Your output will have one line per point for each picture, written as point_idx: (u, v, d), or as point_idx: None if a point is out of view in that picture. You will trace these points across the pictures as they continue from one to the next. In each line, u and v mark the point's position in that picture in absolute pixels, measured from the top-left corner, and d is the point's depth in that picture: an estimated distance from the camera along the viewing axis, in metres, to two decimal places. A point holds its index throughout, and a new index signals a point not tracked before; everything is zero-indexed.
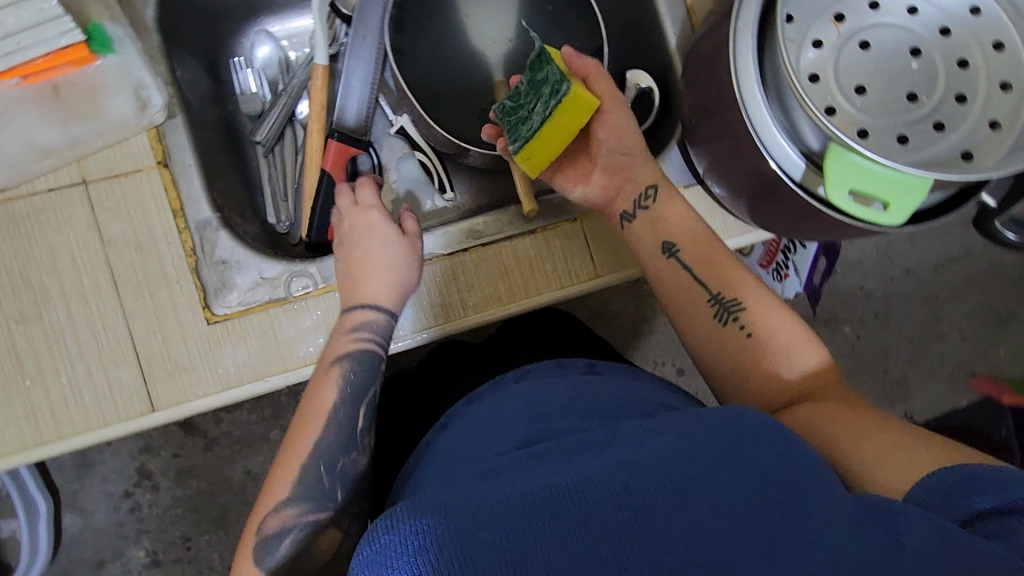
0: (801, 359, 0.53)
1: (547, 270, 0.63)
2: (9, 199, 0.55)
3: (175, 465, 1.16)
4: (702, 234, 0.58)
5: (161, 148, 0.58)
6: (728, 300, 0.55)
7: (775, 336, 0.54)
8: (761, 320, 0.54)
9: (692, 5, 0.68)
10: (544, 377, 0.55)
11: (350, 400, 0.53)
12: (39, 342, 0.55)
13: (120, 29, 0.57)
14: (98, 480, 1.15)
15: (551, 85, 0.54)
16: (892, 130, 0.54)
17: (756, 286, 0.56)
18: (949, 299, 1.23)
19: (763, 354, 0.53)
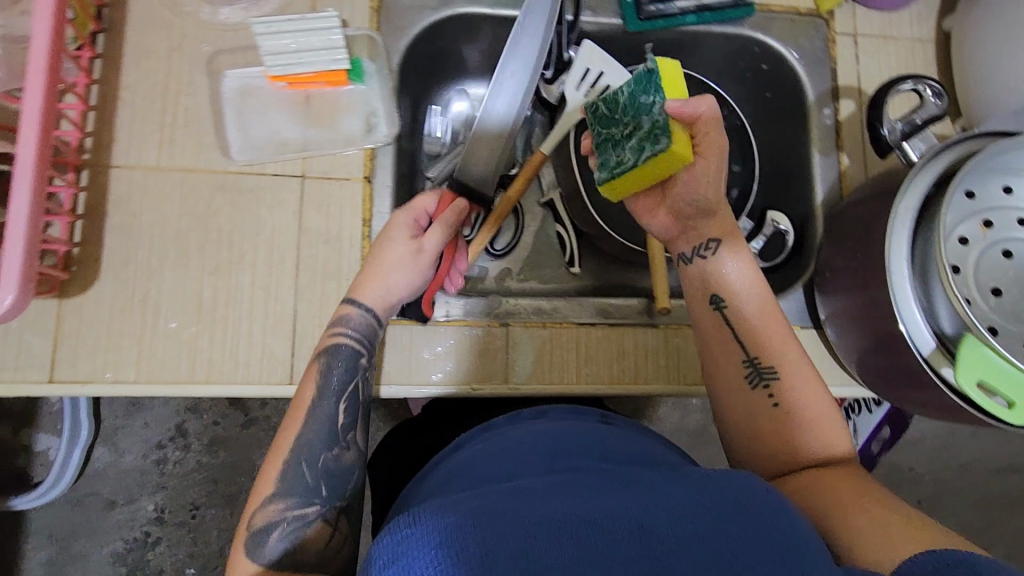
0: (819, 431, 0.54)
1: (657, 363, 0.68)
2: (241, 173, 0.65)
3: (211, 432, 1.20)
4: (755, 291, 0.58)
5: (371, 167, 0.67)
6: (763, 365, 0.56)
7: (803, 410, 0.54)
8: (792, 393, 0.55)
9: (844, 172, 0.75)
10: (563, 420, 0.59)
11: (331, 389, 0.58)
12: (221, 296, 0.63)
13: (375, 67, 0.70)
14: (140, 424, 1.19)
15: (652, 122, 0.57)
16: (1020, 336, 0.59)
17: (798, 360, 0.56)
18: (1003, 507, 1.20)
19: (786, 426, 0.54)
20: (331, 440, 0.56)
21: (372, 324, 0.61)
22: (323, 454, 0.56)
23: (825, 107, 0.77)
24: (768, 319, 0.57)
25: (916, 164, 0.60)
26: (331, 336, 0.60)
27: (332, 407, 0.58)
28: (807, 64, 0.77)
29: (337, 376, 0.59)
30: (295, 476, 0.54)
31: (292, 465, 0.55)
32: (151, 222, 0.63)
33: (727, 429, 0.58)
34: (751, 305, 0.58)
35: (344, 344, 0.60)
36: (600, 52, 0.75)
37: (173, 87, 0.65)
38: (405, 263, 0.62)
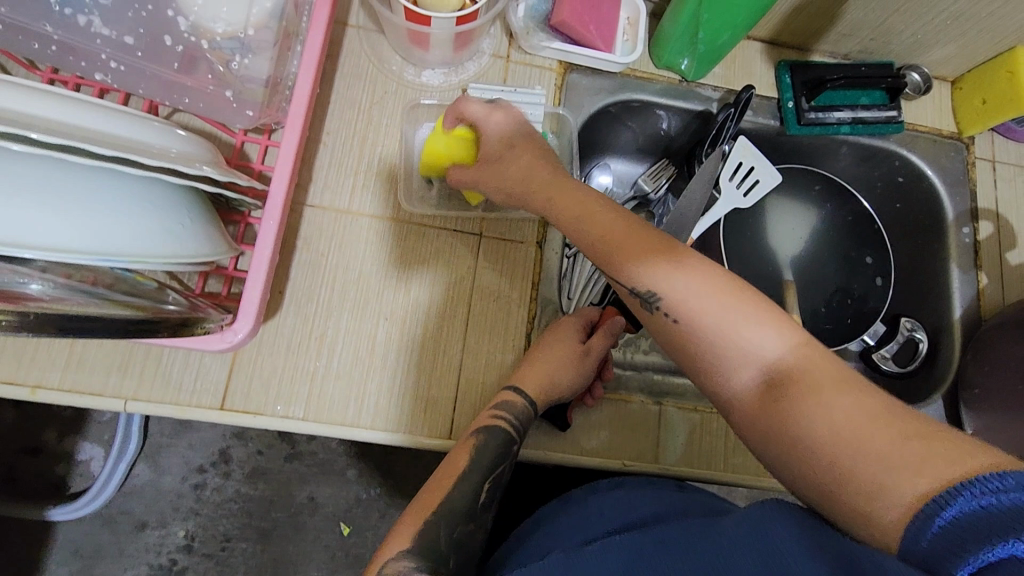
0: (755, 349, 0.44)
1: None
2: (424, 225, 0.67)
3: (254, 461, 1.10)
4: (587, 200, 0.54)
5: (542, 233, 0.69)
6: (647, 293, 0.49)
7: (708, 316, 0.46)
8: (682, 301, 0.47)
9: (982, 291, 0.78)
10: (640, 488, 0.59)
11: (481, 470, 0.57)
12: (394, 342, 0.64)
13: (555, 141, 0.71)
14: (184, 444, 1.10)
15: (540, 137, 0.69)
16: None
17: (676, 265, 0.48)
18: None
19: (729, 349, 0.45)
20: (467, 516, 0.55)
21: (527, 414, 0.60)
22: (458, 525, 0.54)
23: (964, 226, 0.79)
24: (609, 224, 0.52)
25: None
26: (490, 416, 0.60)
27: (476, 485, 0.56)
28: (947, 183, 0.81)
29: (489, 459, 0.58)
30: (432, 537, 0.52)
31: (433, 525, 0.53)
32: (336, 263, 0.65)
33: (693, 367, 0.48)
34: (689, 281, 0.47)
35: (501, 427, 0.59)
36: (753, 148, 0.80)
37: (371, 136, 0.68)
38: (571, 361, 0.63)
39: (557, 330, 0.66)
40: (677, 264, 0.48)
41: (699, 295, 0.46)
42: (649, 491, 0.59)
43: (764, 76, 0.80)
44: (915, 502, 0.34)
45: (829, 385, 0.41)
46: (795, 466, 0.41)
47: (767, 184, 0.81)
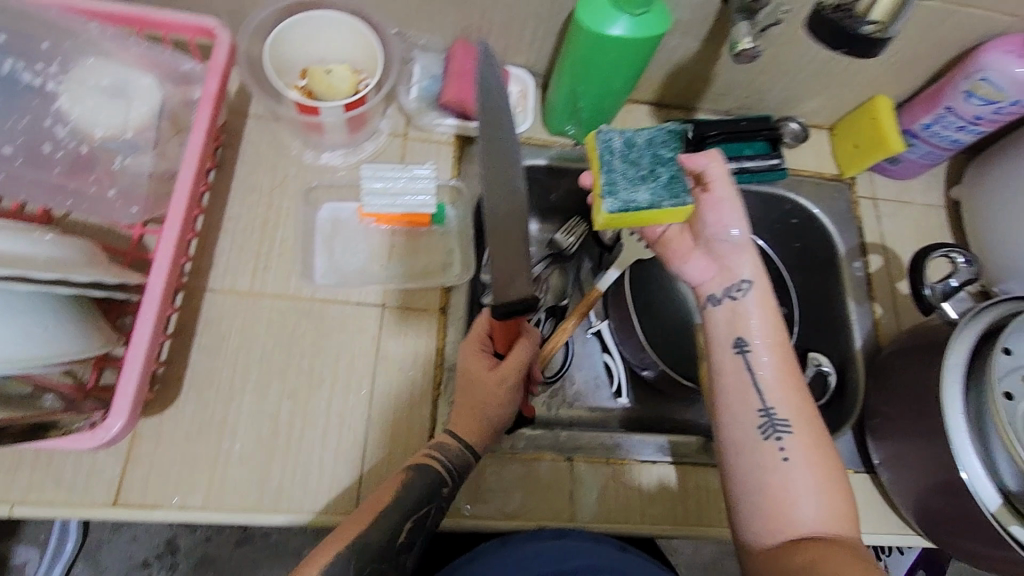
0: (806, 514, 0.52)
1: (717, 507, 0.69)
2: (326, 300, 0.68)
3: (199, 550, 1.05)
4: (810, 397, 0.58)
5: (446, 298, 0.71)
6: (779, 420, 0.56)
7: (813, 485, 0.54)
8: (815, 465, 0.54)
9: (879, 321, 0.81)
10: (581, 543, 0.59)
11: (404, 509, 0.55)
12: (297, 421, 0.64)
13: (454, 211, 0.75)
14: (125, 538, 1.04)
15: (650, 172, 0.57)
16: None
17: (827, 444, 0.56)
18: None
19: (778, 501, 0.53)
20: (386, 556, 0.54)
21: (465, 459, 0.60)
22: (371, 569, 0.52)
23: (855, 261, 0.84)
24: (791, 383, 0.58)
25: (958, 320, 0.65)
26: (423, 455, 0.60)
27: (398, 520, 0.55)
28: (835, 222, 0.86)
29: (415, 499, 0.56)
30: (345, 565, 0.51)
31: (347, 558, 0.52)
32: (238, 345, 0.65)
33: (748, 519, 0.54)
34: (745, 430, 0.57)
35: (436, 466, 0.59)
36: None
37: (272, 219, 0.70)
38: (500, 391, 0.60)
39: (467, 358, 0.62)
40: (777, 408, 0.57)
41: (781, 407, 0.56)
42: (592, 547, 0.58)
43: None
44: None
45: (858, 554, 0.49)
46: None
47: None
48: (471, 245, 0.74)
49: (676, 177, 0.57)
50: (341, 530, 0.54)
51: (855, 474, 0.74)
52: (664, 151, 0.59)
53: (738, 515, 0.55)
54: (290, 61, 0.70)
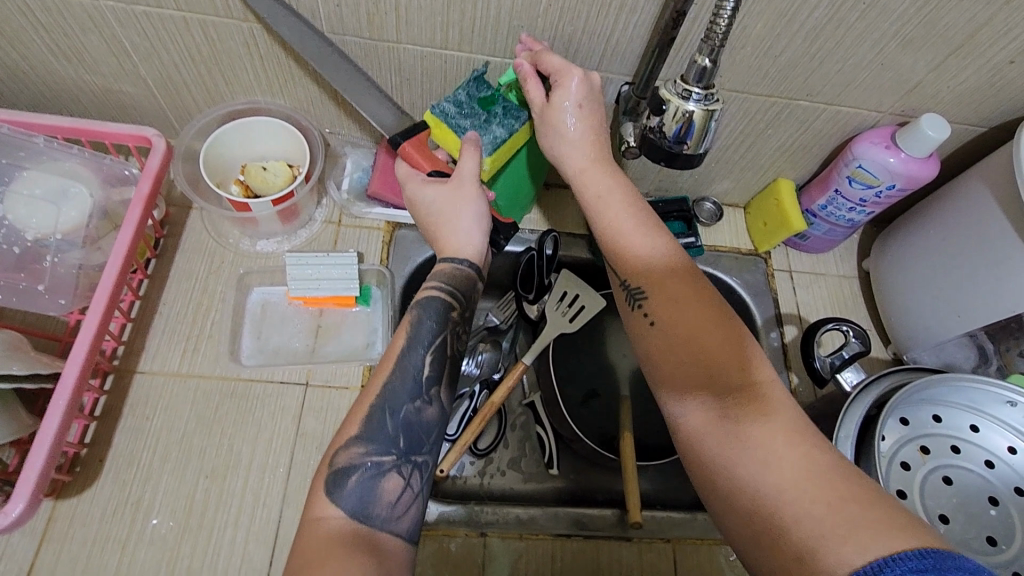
0: (745, 366, 0.53)
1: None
2: (250, 380, 0.72)
3: None
4: (676, 264, 0.59)
5: (368, 377, 0.74)
6: (635, 287, 0.60)
7: (680, 319, 0.56)
8: (668, 313, 0.57)
9: (796, 391, 0.83)
10: None
11: (416, 347, 0.58)
12: (212, 500, 0.66)
13: (380, 292, 0.80)
14: None
15: (507, 111, 0.67)
16: (974, 565, 0.62)
17: (693, 296, 0.57)
18: None
19: (707, 359, 0.54)
20: (415, 393, 0.57)
21: (460, 276, 0.62)
22: (405, 406, 0.56)
23: (772, 331, 0.87)
24: (687, 298, 0.57)
25: (851, 394, 0.68)
26: (425, 289, 0.62)
27: (417, 360, 0.57)
28: (752, 294, 0.90)
29: (427, 329, 0.59)
30: (377, 426, 0.54)
31: (376, 412, 0.55)
32: (160, 426, 0.68)
33: (669, 392, 0.55)
34: (641, 341, 0.58)
35: (437, 297, 0.60)
36: (574, 278, 0.88)
37: (206, 303, 0.75)
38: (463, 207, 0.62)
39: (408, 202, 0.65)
40: (653, 290, 0.58)
41: (635, 271, 0.60)
42: None
43: (576, 217, 0.92)
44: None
45: (794, 425, 0.50)
46: (741, 472, 0.49)
47: (592, 310, 0.88)
48: (395, 324, 0.78)
49: (509, 106, 0.67)
50: (359, 402, 0.56)
51: None
52: (484, 94, 0.67)
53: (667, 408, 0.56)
54: (231, 168, 0.79)
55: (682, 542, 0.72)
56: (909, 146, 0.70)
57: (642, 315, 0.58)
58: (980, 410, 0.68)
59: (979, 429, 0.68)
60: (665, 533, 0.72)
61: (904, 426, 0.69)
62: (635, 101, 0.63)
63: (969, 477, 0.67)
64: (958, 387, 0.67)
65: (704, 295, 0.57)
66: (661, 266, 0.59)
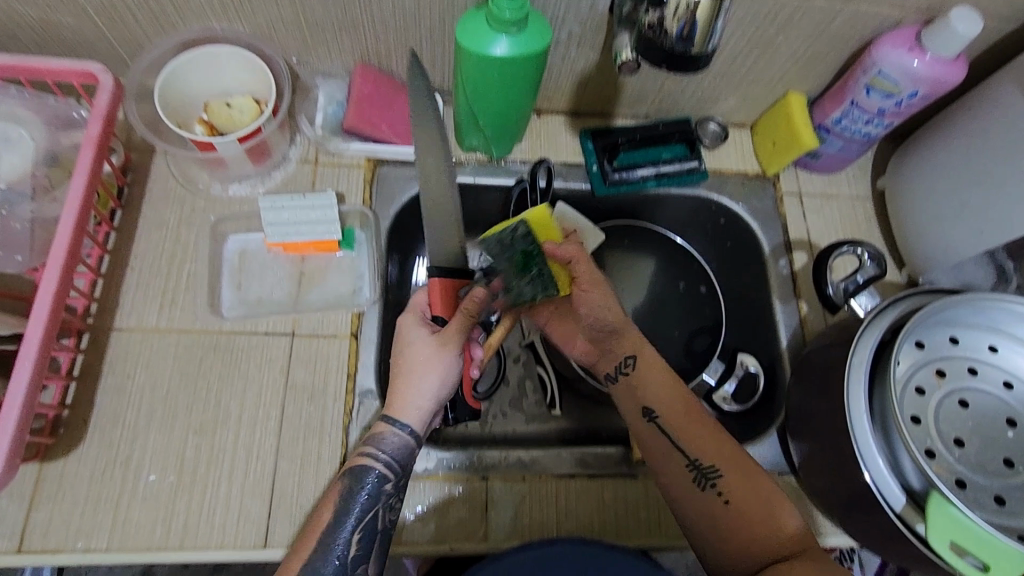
0: (783, 523, 0.58)
1: (635, 518, 0.68)
2: (233, 332, 0.68)
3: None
4: (678, 406, 0.64)
5: (357, 324, 0.71)
6: (705, 467, 0.61)
7: (750, 508, 0.59)
8: (736, 485, 0.60)
9: (805, 319, 0.80)
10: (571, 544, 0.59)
11: (359, 509, 0.59)
12: (204, 455, 0.64)
13: (364, 235, 0.76)
14: (100, 570, 1.19)
15: (542, 279, 0.68)
16: (990, 489, 0.60)
17: (721, 440, 0.62)
18: None
19: (744, 518, 0.59)
20: (360, 559, 0.58)
21: (404, 446, 0.62)
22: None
23: (780, 259, 0.83)
24: (692, 422, 0.63)
25: (865, 319, 0.65)
26: (360, 455, 0.61)
27: (344, 536, 0.58)
28: (760, 220, 0.85)
29: (358, 504, 0.59)
30: (317, 569, 0.56)
31: (321, 557, 0.57)
32: (143, 384, 0.65)
33: (689, 523, 0.61)
34: (654, 453, 0.64)
35: (370, 469, 0.60)
36: (571, 213, 0.84)
37: (180, 254, 0.71)
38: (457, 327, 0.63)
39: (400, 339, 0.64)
40: (674, 438, 0.63)
41: (704, 455, 0.62)
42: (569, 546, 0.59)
43: (570, 146, 0.86)
44: None
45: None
46: None
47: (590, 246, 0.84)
48: (382, 268, 0.74)
49: (543, 269, 0.68)
50: (313, 526, 0.58)
51: (779, 477, 0.73)
52: (528, 247, 0.69)
53: (704, 552, 0.60)
54: (193, 107, 0.72)
55: None
56: (936, 45, 0.64)
57: (716, 493, 0.60)
58: (999, 330, 0.65)
59: (998, 350, 0.65)
60: None
61: (919, 350, 0.66)
62: (631, 7, 0.56)
63: (986, 399, 0.64)
64: (979, 308, 0.64)
65: (723, 436, 0.63)
66: (670, 389, 0.66)
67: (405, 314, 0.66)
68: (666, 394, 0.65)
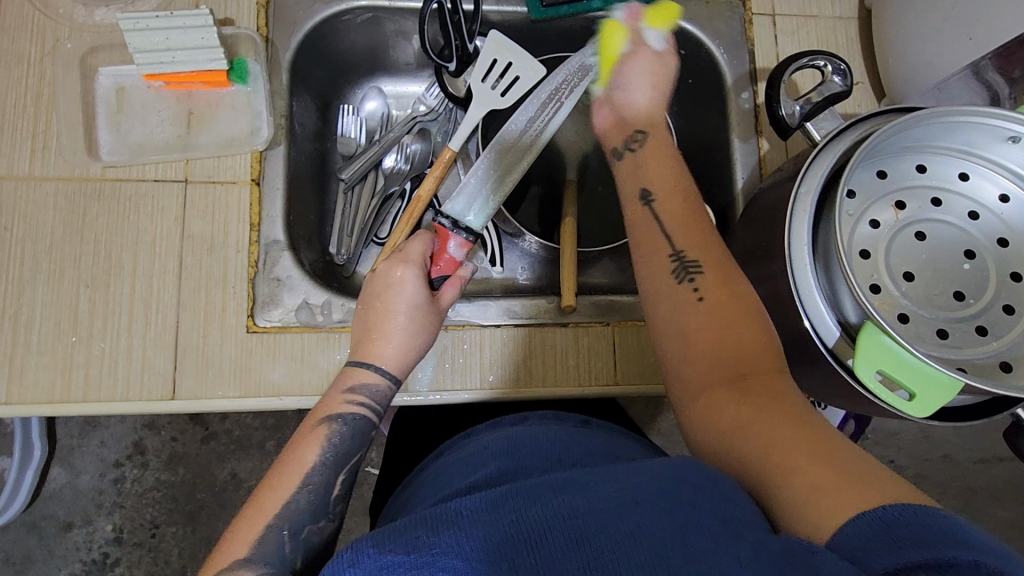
0: (755, 343, 0.48)
1: (563, 367, 0.66)
2: (117, 178, 0.62)
3: (169, 449, 1.26)
4: (697, 215, 0.56)
5: (259, 169, 0.64)
6: (688, 259, 0.53)
7: (722, 320, 0.49)
8: (715, 287, 0.51)
9: (764, 158, 0.72)
10: (539, 422, 0.57)
11: (331, 466, 0.52)
12: (99, 309, 0.60)
13: (259, 67, 0.66)
14: (96, 443, 1.26)
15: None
16: (933, 323, 0.55)
17: (720, 252, 0.53)
18: (941, 482, 1.32)
19: (720, 321, 0.49)
20: (319, 511, 0.50)
21: (388, 390, 0.57)
22: (307, 526, 0.49)
23: (743, 92, 0.73)
24: (692, 223, 0.55)
25: (819, 144, 0.57)
26: (345, 403, 0.55)
27: (328, 477, 0.52)
28: (723, 47, 0.74)
29: (341, 451, 0.53)
30: (274, 546, 0.47)
31: (272, 528, 0.47)
32: (23, 236, 0.60)
33: (667, 338, 0.51)
34: (655, 285, 0.53)
35: (351, 415, 0.55)
36: (506, 42, 0.72)
37: (46, 92, 0.62)
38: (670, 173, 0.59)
39: (393, 292, 0.58)
40: (683, 253, 0.53)
41: (692, 250, 0.53)
42: (543, 424, 0.56)
43: None
44: (834, 518, 0.35)
45: (816, 436, 0.40)
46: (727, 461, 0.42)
47: (528, 81, 0.74)
48: (282, 105, 0.66)
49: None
50: (297, 465, 0.51)
51: None
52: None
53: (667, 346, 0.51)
54: None
55: (622, 324, 0.67)
56: None
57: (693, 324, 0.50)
58: (972, 152, 0.57)
59: (968, 177, 0.58)
60: (603, 316, 0.68)
61: (877, 179, 0.58)
62: None
63: (946, 231, 0.58)
64: (950, 127, 0.56)
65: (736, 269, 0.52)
66: (706, 246, 0.54)
67: (410, 267, 0.59)
68: (664, 166, 0.59)
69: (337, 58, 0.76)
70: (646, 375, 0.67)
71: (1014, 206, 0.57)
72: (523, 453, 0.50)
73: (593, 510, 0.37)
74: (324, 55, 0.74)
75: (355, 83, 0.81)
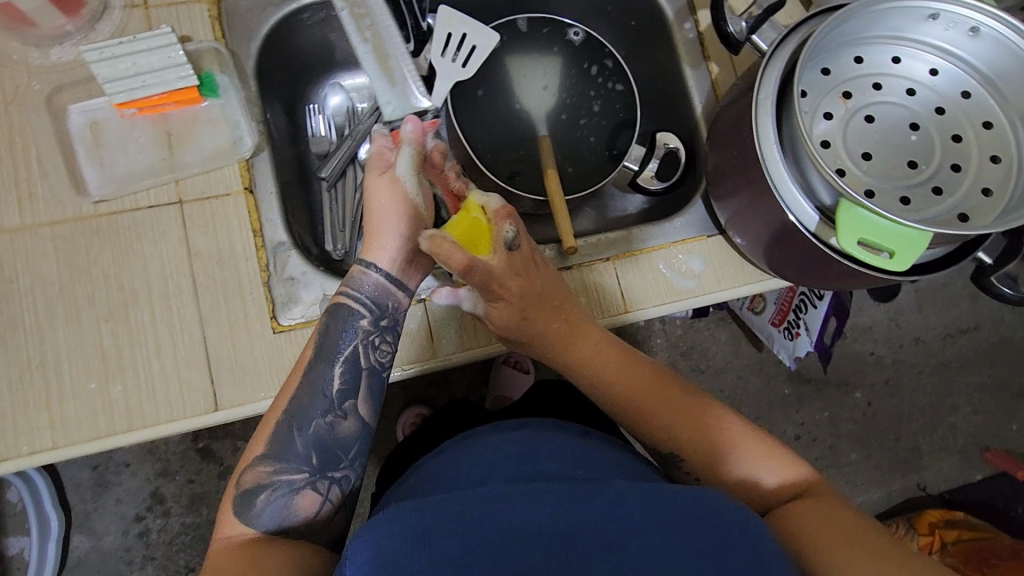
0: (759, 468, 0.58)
1: None
2: (113, 212, 0.62)
3: (188, 491, 1.25)
4: (635, 366, 0.64)
5: (249, 177, 0.65)
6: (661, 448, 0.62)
7: (706, 456, 0.60)
8: (693, 454, 0.60)
9: (717, 80, 0.76)
10: (543, 428, 0.58)
11: (327, 356, 0.59)
12: (123, 340, 0.61)
13: (228, 78, 0.68)
14: (112, 502, 1.24)
15: None
16: (895, 193, 0.61)
17: (708, 412, 0.62)
18: (920, 362, 1.43)
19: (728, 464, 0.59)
20: (325, 408, 0.58)
21: (382, 285, 0.61)
22: (315, 421, 0.57)
23: (685, 22, 0.77)
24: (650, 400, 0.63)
25: (768, 52, 0.62)
26: (338, 295, 0.60)
27: (325, 368, 0.58)
28: None
29: (339, 341, 0.59)
30: (287, 443, 0.56)
31: (282, 424, 0.57)
32: (30, 285, 0.60)
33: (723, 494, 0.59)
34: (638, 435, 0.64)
35: (350, 307, 0.60)
36: (458, 15, 0.75)
37: (20, 139, 0.62)
38: (516, 304, 0.60)
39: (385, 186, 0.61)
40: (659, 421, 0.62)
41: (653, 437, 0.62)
42: (552, 433, 0.57)
43: None
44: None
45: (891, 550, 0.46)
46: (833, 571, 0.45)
47: (486, 49, 0.77)
48: (258, 110, 0.68)
49: None
50: (300, 366, 0.59)
51: (709, 239, 0.74)
52: None
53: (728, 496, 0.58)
54: None
55: (620, 257, 0.72)
56: None
57: (681, 463, 0.61)
58: (900, 36, 0.64)
59: (901, 59, 0.64)
60: (602, 252, 0.72)
61: (823, 76, 0.64)
62: None
63: (890, 109, 0.64)
64: (877, 16, 0.62)
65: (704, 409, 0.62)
66: (640, 387, 0.63)
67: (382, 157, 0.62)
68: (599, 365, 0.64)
69: (294, 59, 0.77)
70: (651, 296, 0.72)
71: (943, 77, 0.64)
72: (543, 460, 0.52)
73: (617, 517, 0.42)
74: (282, 57, 0.75)
75: (316, 83, 0.82)
